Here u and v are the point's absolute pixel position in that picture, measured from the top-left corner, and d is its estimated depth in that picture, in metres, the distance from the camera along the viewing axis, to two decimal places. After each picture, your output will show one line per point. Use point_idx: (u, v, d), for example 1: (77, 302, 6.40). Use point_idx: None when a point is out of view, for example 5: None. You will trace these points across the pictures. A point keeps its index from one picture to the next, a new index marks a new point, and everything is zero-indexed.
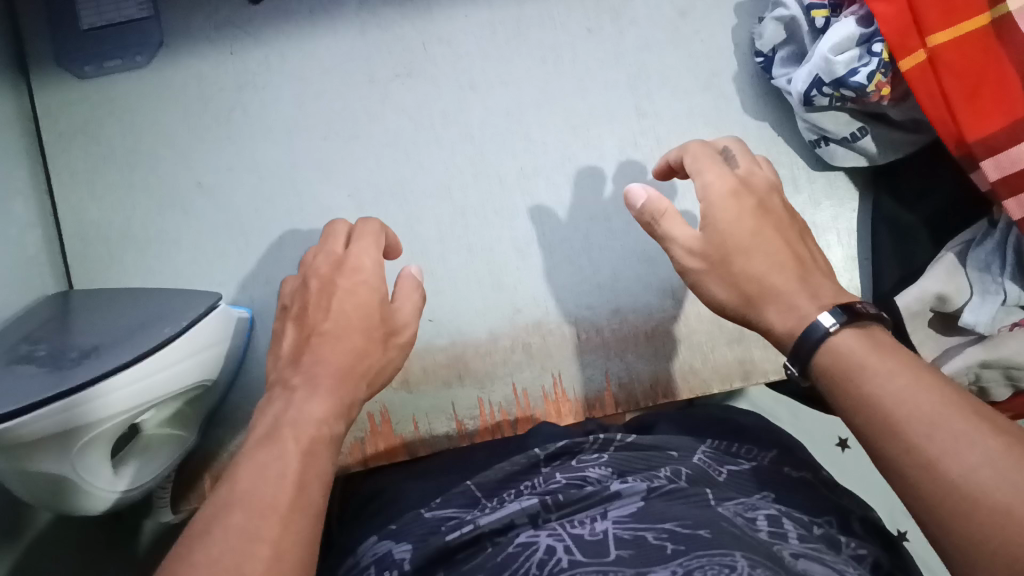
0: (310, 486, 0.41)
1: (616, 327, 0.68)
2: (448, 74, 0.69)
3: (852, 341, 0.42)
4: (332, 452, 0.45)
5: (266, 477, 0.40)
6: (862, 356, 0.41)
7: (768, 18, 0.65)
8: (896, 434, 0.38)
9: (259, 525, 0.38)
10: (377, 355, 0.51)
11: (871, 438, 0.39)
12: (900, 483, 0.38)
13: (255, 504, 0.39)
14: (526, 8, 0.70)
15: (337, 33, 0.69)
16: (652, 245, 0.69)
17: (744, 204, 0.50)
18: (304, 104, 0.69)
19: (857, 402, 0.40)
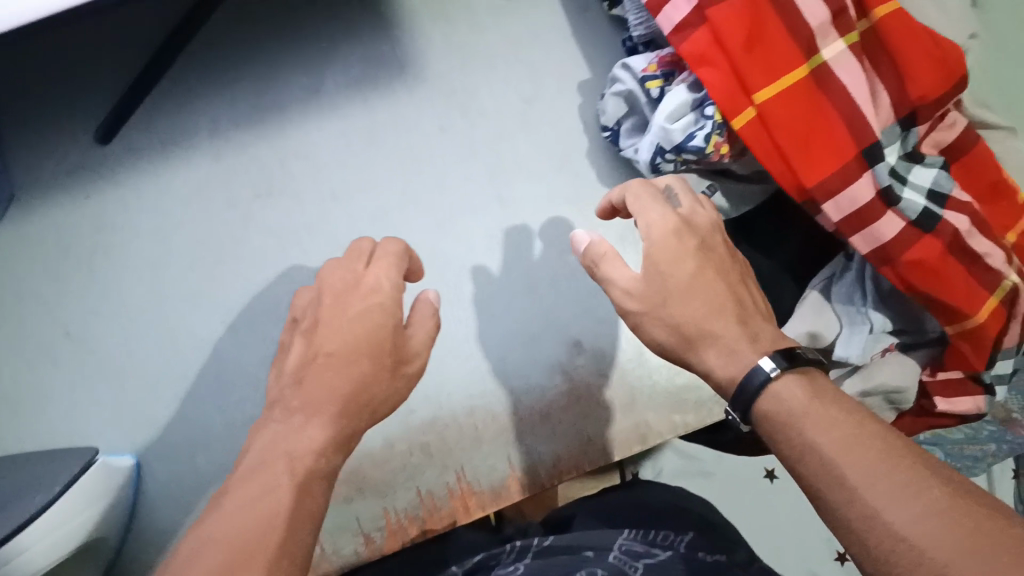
0: (297, 522, 0.42)
1: (511, 412, 0.68)
2: (309, 187, 0.68)
3: (792, 387, 0.45)
4: (330, 479, 0.46)
5: (257, 511, 0.42)
6: (803, 406, 0.44)
7: (609, 94, 0.68)
8: (838, 482, 0.40)
9: (246, 571, 0.38)
10: (383, 384, 0.49)
11: (813, 483, 0.42)
12: (841, 529, 0.40)
13: (232, 550, 0.39)
14: (378, 113, 0.69)
15: (192, 163, 0.67)
16: (535, 327, 0.70)
17: (685, 245, 0.51)
18: (169, 239, 0.67)
19: (801, 449, 0.43)
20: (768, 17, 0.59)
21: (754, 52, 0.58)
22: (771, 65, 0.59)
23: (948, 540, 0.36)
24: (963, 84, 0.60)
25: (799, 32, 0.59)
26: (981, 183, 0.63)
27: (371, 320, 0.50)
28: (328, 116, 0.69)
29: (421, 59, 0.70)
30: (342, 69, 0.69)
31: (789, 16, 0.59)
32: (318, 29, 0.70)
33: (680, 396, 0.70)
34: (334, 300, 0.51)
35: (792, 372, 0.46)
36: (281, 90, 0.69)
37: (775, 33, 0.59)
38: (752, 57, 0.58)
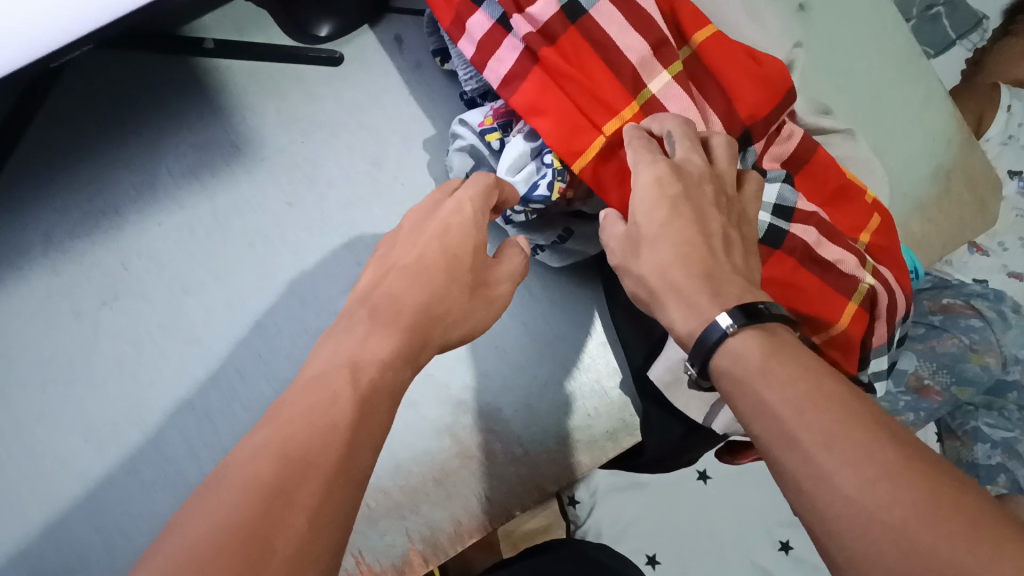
0: (360, 448, 0.42)
1: (402, 484, 0.66)
2: (156, 285, 0.66)
3: (748, 344, 0.45)
4: (393, 394, 0.47)
5: (301, 421, 0.42)
6: (760, 363, 0.44)
7: (453, 151, 0.67)
8: (790, 443, 0.40)
9: (298, 488, 0.38)
10: (459, 296, 0.53)
11: (767, 442, 0.42)
12: (789, 488, 0.40)
13: (283, 461, 0.39)
14: (219, 200, 0.69)
15: (30, 279, 0.65)
16: (414, 391, 0.69)
17: (667, 193, 0.52)
18: (14, 361, 0.63)
19: (755, 407, 0.43)
20: (590, 58, 0.59)
21: (587, 94, 0.58)
22: (606, 101, 0.58)
23: (897, 505, 0.35)
24: (788, 91, 0.60)
25: (622, 65, 0.59)
26: (822, 192, 0.63)
27: (455, 234, 0.55)
28: (165, 210, 0.68)
29: (257, 137, 0.70)
30: (175, 157, 0.69)
31: (610, 53, 0.59)
32: (147, 122, 0.69)
33: (571, 437, 0.69)
34: (413, 228, 0.57)
35: (751, 327, 0.45)
36: (115, 190, 0.67)
37: (600, 71, 0.59)
38: (585, 98, 0.58)
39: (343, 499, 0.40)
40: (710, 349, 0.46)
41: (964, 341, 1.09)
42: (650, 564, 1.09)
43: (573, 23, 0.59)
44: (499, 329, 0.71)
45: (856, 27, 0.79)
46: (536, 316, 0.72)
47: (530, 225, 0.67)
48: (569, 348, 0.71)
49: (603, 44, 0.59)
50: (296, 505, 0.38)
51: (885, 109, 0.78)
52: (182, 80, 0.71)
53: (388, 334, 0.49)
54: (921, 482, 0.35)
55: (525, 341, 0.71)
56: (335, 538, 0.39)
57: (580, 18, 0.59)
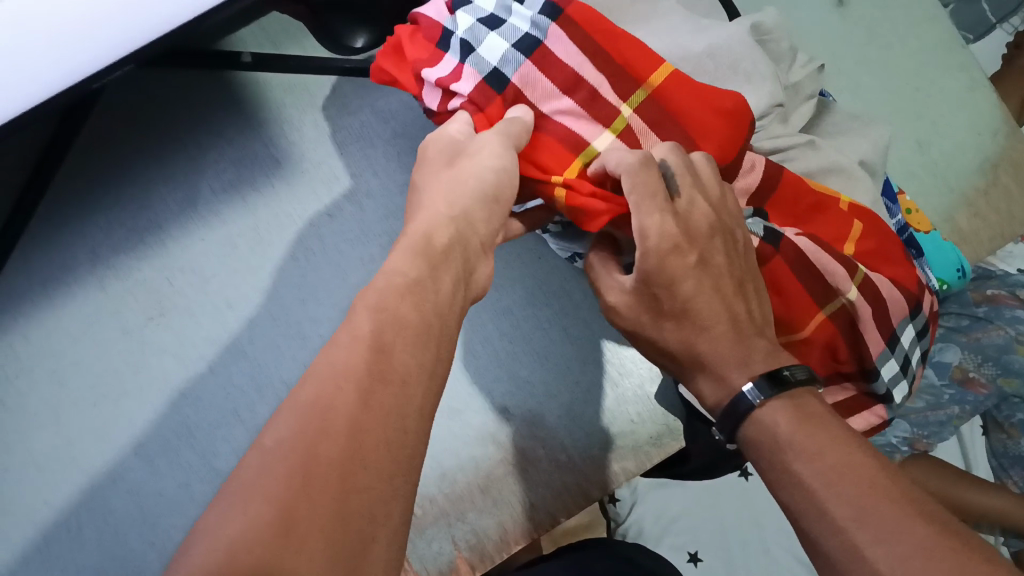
0: (392, 348, 0.38)
1: (447, 492, 0.66)
2: (201, 300, 0.67)
3: (776, 413, 0.48)
4: (436, 304, 0.42)
5: (339, 346, 0.37)
6: (789, 432, 0.47)
7: None
8: (821, 513, 0.43)
9: (335, 403, 0.34)
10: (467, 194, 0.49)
11: (800, 510, 0.45)
12: (823, 560, 0.43)
13: (326, 379, 0.35)
14: (260, 213, 0.69)
15: (78, 297, 0.66)
16: (459, 399, 0.68)
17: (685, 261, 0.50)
18: (66, 379, 0.64)
19: (787, 478, 0.46)
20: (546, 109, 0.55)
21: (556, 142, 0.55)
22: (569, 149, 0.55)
23: None
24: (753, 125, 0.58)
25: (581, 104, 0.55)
26: (792, 211, 0.61)
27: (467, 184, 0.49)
28: (207, 225, 0.69)
29: (295, 151, 0.71)
30: (216, 171, 0.70)
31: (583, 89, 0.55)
32: (187, 137, 0.70)
33: (615, 443, 0.70)
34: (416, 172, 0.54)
35: (777, 396, 0.48)
36: (159, 207, 0.68)
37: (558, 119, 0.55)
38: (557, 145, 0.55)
39: (395, 410, 0.36)
40: (742, 416, 0.49)
41: (1012, 332, 1.01)
42: (693, 561, 1.06)
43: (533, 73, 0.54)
44: (541, 335, 0.71)
45: (890, 22, 0.78)
46: (578, 320, 0.71)
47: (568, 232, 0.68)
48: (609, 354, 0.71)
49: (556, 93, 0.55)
50: (342, 415, 0.34)
51: (924, 106, 0.77)
52: (219, 95, 0.71)
53: (403, 253, 0.44)
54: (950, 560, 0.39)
55: (567, 346, 0.71)
56: (393, 444, 0.35)
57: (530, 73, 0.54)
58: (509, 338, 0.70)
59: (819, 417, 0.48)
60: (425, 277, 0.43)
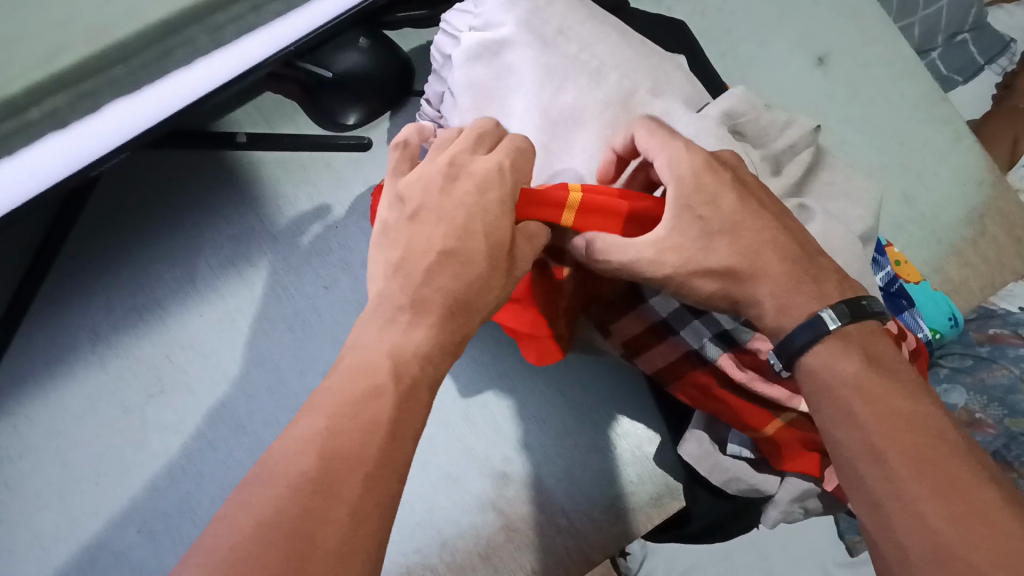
0: (402, 436, 0.40)
1: (449, 559, 0.66)
2: (202, 375, 0.68)
3: (847, 352, 0.48)
4: (433, 385, 0.44)
5: (313, 421, 0.38)
6: (850, 372, 0.47)
7: None
8: (875, 456, 0.44)
9: (338, 484, 0.36)
10: (497, 278, 0.47)
11: (844, 446, 0.46)
12: (862, 497, 0.45)
13: (297, 462, 0.36)
14: (257, 287, 0.71)
15: (78, 376, 0.67)
16: (456, 465, 0.69)
17: (713, 178, 0.50)
18: (68, 458, 0.65)
19: (841, 413, 0.46)
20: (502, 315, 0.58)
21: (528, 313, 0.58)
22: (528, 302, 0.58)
23: (981, 547, 0.40)
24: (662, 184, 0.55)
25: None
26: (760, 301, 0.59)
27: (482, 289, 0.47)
28: (206, 300, 0.70)
29: (292, 225, 0.73)
30: (213, 247, 0.71)
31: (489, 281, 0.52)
32: (184, 215, 0.72)
33: (616, 505, 0.70)
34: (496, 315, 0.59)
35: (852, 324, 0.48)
36: (158, 283, 0.70)
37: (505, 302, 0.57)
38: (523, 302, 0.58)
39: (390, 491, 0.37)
40: (798, 349, 0.48)
41: (1017, 372, 0.91)
42: None
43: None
44: (536, 400, 0.72)
45: (871, 78, 0.80)
46: (573, 384, 0.73)
47: None
48: (604, 416, 0.72)
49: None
50: (342, 498, 0.35)
51: (910, 158, 0.79)
52: (216, 172, 0.73)
53: (430, 320, 0.45)
54: (1010, 530, 0.40)
55: (563, 409, 0.72)
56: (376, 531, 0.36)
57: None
58: (505, 403, 0.71)
59: (886, 365, 0.48)
60: (434, 366, 0.44)
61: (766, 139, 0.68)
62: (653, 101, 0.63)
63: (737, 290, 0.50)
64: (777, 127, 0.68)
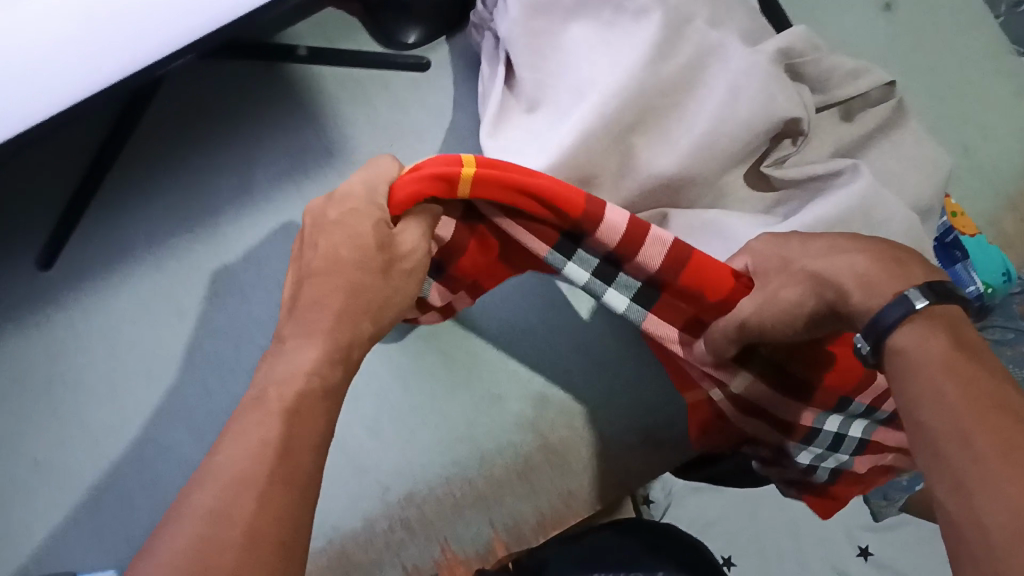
0: (297, 445, 0.41)
1: (487, 475, 0.69)
2: (252, 285, 0.69)
3: (937, 333, 0.41)
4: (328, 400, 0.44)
5: (247, 447, 0.40)
6: (937, 352, 0.40)
7: None
8: (960, 440, 0.37)
9: (236, 498, 0.38)
10: (374, 281, 0.48)
11: (922, 424, 0.40)
12: (965, 503, 0.36)
13: (227, 486, 0.38)
14: (312, 202, 0.71)
15: (136, 277, 0.69)
16: (497, 386, 0.72)
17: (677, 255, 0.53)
18: (123, 355, 0.67)
19: (921, 387, 0.40)
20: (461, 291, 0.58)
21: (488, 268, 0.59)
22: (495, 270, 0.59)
23: None
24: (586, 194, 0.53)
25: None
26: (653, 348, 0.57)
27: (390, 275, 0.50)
28: (261, 213, 0.71)
29: (347, 142, 0.73)
30: (268, 163, 0.72)
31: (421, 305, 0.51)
32: (241, 130, 0.73)
33: (655, 435, 0.71)
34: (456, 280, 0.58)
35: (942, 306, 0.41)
36: (213, 195, 0.71)
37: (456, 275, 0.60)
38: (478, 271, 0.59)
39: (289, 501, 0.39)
40: (884, 327, 0.42)
41: None
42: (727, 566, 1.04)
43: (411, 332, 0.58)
44: None
45: (935, 28, 0.80)
46: None
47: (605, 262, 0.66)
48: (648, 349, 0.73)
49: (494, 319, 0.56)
50: (234, 520, 0.37)
51: (972, 110, 0.78)
52: (274, 89, 0.74)
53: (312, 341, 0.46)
54: None
55: None
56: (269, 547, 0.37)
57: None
58: None
59: (983, 356, 0.40)
60: (331, 379, 0.45)
61: (828, 84, 0.66)
62: (709, 31, 0.61)
63: (822, 282, 0.47)
64: (842, 76, 0.66)
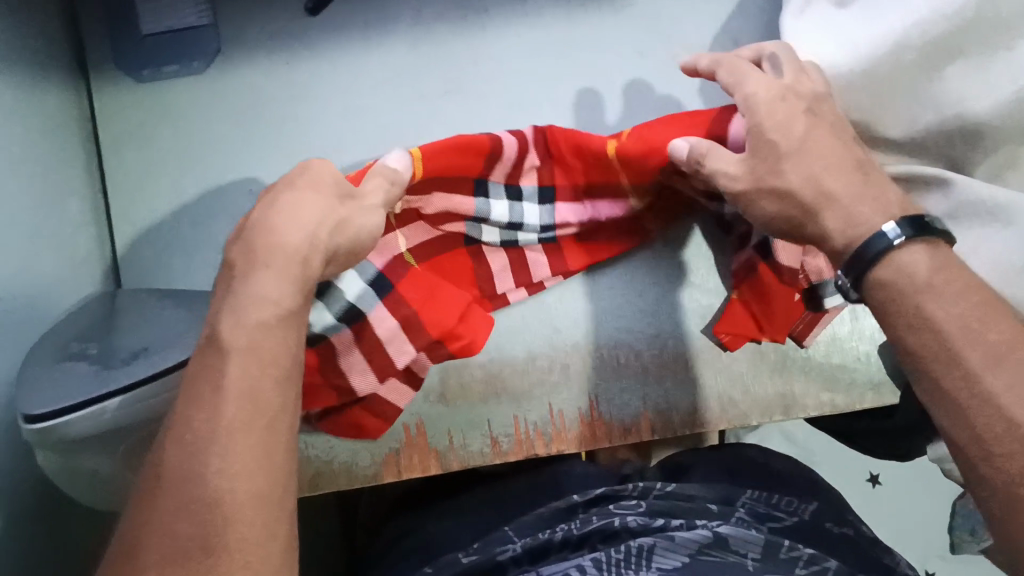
0: (271, 406, 0.45)
1: (656, 353, 0.69)
2: (496, 93, 0.69)
3: (916, 255, 0.51)
4: (287, 340, 0.47)
5: (187, 411, 0.44)
6: (934, 289, 0.50)
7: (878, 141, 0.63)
8: (981, 387, 0.47)
9: (200, 466, 0.42)
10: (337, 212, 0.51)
11: (930, 360, 0.50)
12: (987, 414, 0.47)
13: (196, 441, 0.43)
14: (577, 31, 0.70)
15: (389, 47, 0.69)
16: (695, 273, 0.70)
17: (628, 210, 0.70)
18: (356, 117, 0.69)
19: (920, 321, 0.50)
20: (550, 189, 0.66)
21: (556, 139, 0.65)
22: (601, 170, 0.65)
23: None
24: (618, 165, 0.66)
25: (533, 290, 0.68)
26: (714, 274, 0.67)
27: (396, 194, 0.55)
28: (526, 24, 0.70)
29: None
30: None
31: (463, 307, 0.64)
32: None
33: (835, 375, 0.71)
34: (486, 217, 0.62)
35: (920, 242, 0.51)
36: None
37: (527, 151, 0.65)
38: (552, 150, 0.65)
39: (255, 440, 0.43)
40: (872, 260, 0.51)
41: None
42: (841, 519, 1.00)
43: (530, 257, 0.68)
44: None
45: None
46: None
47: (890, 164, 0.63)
48: None
49: (520, 293, 0.68)
50: (200, 476, 0.42)
51: None
52: None
53: (272, 274, 0.47)
54: None
55: None
56: (254, 489, 0.42)
57: (538, 260, 0.68)
58: None
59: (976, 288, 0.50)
60: (296, 304, 0.48)
61: None
62: None
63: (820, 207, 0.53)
64: None
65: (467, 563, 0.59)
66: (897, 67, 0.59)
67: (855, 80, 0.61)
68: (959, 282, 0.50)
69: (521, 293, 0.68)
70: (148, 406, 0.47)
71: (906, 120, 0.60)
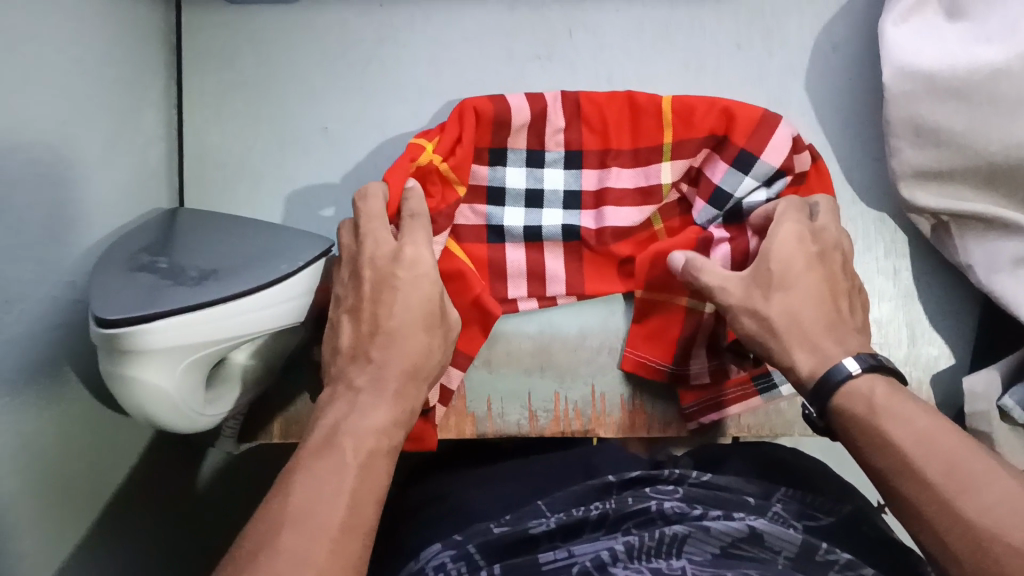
0: (365, 502, 0.48)
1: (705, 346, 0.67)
2: (587, 63, 0.68)
3: (871, 383, 0.52)
4: (387, 458, 0.51)
5: (296, 489, 0.47)
6: (886, 405, 0.51)
7: (962, 166, 0.61)
8: (947, 501, 0.47)
9: (307, 542, 0.44)
10: (434, 352, 0.56)
11: (889, 475, 0.49)
12: (953, 522, 0.46)
13: (300, 520, 0.45)
14: (678, 13, 0.68)
15: (486, 3, 0.68)
16: None
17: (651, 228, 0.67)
18: (442, 69, 0.68)
19: (876, 441, 0.50)
20: (578, 154, 0.65)
21: (589, 102, 0.63)
22: (644, 147, 0.64)
23: None
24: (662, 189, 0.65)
25: (543, 302, 0.68)
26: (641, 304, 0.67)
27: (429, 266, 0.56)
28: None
29: None
30: None
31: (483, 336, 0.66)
32: None
33: None
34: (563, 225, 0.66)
35: (874, 373, 0.52)
36: None
37: (550, 113, 0.63)
38: (584, 112, 0.63)
39: (348, 526, 0.46)
40: (831, 388, 0.52)
41: None
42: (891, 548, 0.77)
43: (550, 266, 0.67)
44: (869, 263, 0.67)
45: None
46: (913, 270, 0.67)
47: (965, 201, 0.62)
48: (929, 317, 0.67)
49: (531, 303, 0.67)
50: (303, 554, 0.44)
51: None
52: None
53: (384, 404, 0.52)
54: None
55: (891, 287, 0.67)
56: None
57: (555, 274, 0.67)
58: None
59: (919, 406, 0.51)
60: (396, 432, 0.52)
61: None
62: None
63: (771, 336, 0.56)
64: None
65: (498, 533, 0.56)
66: (1005, 79, 0.58)
67: (961, 81, 0.59)
68: (906, 405, 0.51)
69: (532, 302, 0.67)
70: (210, 329, 0.47)
71: (1005, 135, 0.58)
